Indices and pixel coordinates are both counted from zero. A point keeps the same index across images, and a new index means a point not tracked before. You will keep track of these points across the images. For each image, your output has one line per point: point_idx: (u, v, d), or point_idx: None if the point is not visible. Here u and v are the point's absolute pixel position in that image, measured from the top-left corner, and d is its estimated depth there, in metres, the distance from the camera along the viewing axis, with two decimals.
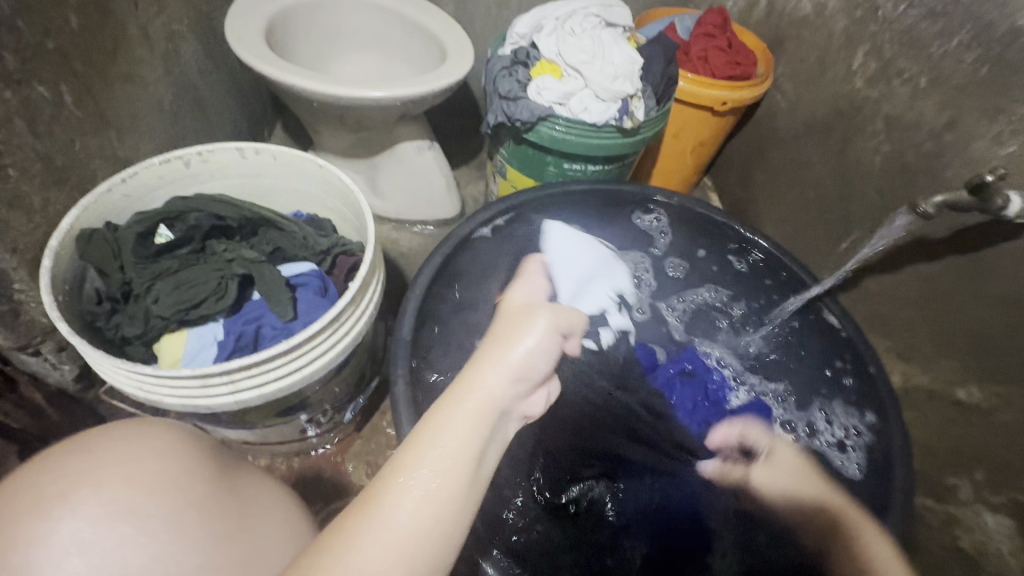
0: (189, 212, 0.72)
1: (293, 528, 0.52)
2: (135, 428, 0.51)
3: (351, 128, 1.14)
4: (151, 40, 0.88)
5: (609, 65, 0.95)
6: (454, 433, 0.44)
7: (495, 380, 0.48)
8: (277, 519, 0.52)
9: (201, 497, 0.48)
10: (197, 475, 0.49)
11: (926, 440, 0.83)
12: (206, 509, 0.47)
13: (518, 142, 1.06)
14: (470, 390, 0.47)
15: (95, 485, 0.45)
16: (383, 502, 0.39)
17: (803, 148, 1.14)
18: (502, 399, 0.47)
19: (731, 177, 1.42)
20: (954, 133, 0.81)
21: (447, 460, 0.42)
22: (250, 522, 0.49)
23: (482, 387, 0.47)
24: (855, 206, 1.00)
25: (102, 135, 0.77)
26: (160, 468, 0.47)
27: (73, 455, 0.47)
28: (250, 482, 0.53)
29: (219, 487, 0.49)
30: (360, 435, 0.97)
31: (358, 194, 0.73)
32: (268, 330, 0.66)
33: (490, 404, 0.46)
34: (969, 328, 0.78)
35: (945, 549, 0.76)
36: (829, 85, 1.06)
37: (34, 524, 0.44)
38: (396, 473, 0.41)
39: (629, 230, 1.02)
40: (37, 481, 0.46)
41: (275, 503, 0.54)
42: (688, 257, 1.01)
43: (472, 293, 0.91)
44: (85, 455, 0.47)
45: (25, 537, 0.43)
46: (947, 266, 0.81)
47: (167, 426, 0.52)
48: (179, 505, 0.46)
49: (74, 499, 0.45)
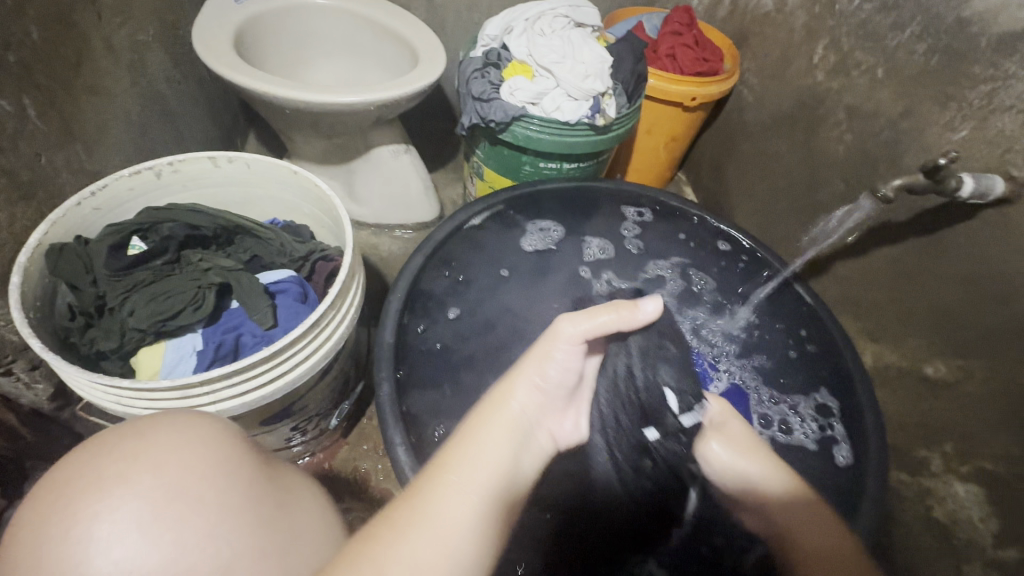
0: (163, 223, 0.71)
1: (329, 524, 0.52)
2: (183, 416, 0.49)
3: (325, 135, 1.13)
4: (116, 52, 0.86)
5: (579, 65, 0.97)
6: (493, 454, 0.49)
7: (528, 394, 0.55)
8: (314, 513, 0.51)
9: (253, 482, 0.46)
10: (248, 462, 0.48)
11: (899, 417, 0.86)
12: (258, 494, 0.46)
13: (493, 143, 1.07)
14: (506, 409, 0.54)
15: (150, 464, 0.43)
16: (425, 517, 0.43)
17: (770, 140, 1.17)
18: (529, 418, 0.54)
19: (703, 171, 1.45)
20: (910, 120, 0.85)
21: (484, 472, 0.48)
22: (290, 519, 0.47)
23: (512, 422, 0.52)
24: (822, 194, 1.03)
25: (68, 149, 0.76)
26: (205, 453, 0.46)
27: (125, 438, 0.45)
28: (289, 476, 0.53)
29: (265, 475, 0.49)
30: (347, 441, 0.97)
31: (334, 199, 0.73)
32: (248, 338, 0.65)
33: (516, 424, 0.53)
34: (933, 307, 0.82)
35: (921, 520, 0.79)
36: (792, 79, 1.09)
37: (88, 505, 0.41)
38: (429, 500, 0.44)
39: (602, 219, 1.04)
40: (85, 464, 0.44)
41: (315, 507, 0.52)
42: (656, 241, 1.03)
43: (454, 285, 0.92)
44: (136, 438, 0.45)
45: (78, 517, 0.40)
46: (909, 249, 0.85)
47: (208, 417, 0.50)
48: (233, 488, 0.45)
49: (130, 478, 0.42)
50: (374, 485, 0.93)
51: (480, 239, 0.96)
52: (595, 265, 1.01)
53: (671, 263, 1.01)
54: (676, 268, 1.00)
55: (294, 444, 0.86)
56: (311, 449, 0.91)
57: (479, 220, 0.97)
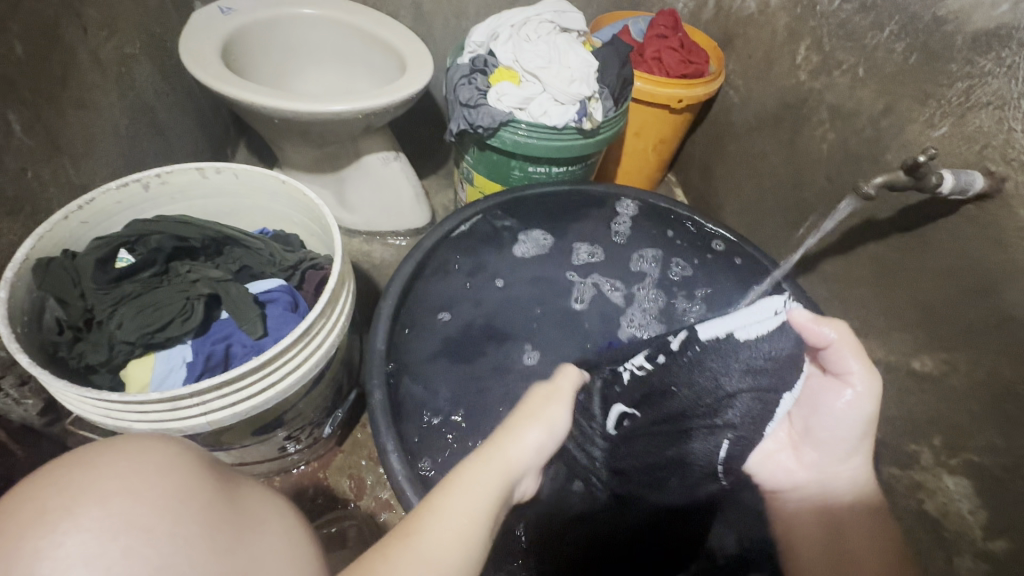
0: (151, 235, 0.71)
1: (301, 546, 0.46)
2: (141, 439, 0.43)
3: (315, 143, 1.14)
4: (103, 64, 0.87)
5: (565, 69, 0.98)
6: (482, 496, 0.47)
7: (533, 438, 0.54)
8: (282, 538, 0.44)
9: (212, 509, 0.39)
10: (207, 487, 0.41)
11: (888, 412, 0.87)
12: (218, 522, 0.39)
13: (481, 148, 1.07)
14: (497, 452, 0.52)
15: (100, 494, 0.36)
16: (414, 534, 0.43)
17: (756, 140, 1.18)
18: (520, 467, 0.52)
19: (692, 173, 1.46)
20: (892, 118, 0.86)
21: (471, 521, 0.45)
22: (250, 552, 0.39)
23: (510, 457, 0.52)
24: (809, 192, 1.04)
25: (55, 163, 0.76)
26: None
27: (67, 468, 0.38)
28: (251, 498, 0.44)
29: (227, 501, 0.41)
30: (341, 450, 0.97)
31: (322, 207, 0.73)
32: (237, 348, 0.66)
33: (507, 473, 0.51)
34: (918, 301, 0.83)
35: (914, 514, 0.80)
36: (776, 79, 1.11)
37: (22, 546, 0.33)
38: (428, 517, 0.45)
39: (588, 219, 1.04)
40: (24, 499, 0.36)
41: (280, 524, 0.45)
42: (646, 240, 1.02)
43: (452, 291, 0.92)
44: (83, 467, 0.38)
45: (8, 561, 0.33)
46: (893, 245, 0.86)
47: (171, 439, 0.44)
48: (193, 516, 0.38)
49: (77, 510, 0.35)
50: (369, 492, 0.93)
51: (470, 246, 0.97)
52: (587, 267, 1.00)
53: (654, 255, 1.01)
54: (658, 263, 1.00)
55: (289, 453, 0.85)
56: (305, 458, 0.91)
57: (467, 226, 0.98)
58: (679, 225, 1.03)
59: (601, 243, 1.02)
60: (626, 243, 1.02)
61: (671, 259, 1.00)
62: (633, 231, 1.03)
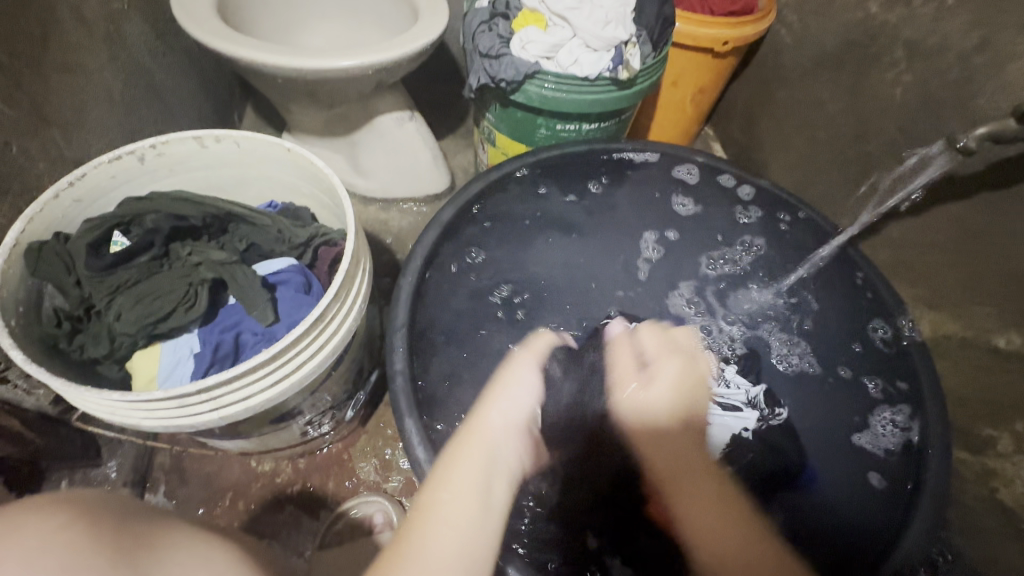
0: (146, 214, 0.65)
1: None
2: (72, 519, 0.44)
3: (324, 104, 1.05)
4: (89, 23, 0.79)
5: (599, 9, 0.85)
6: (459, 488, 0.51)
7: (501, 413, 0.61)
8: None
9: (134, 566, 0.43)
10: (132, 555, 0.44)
11: (960, 391, 0.79)
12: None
13: (504, 104, 0.97)
14: (479, 427, 0.59)
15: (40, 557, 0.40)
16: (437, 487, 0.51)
17: (812, 86, 1.04)
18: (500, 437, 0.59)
19: (733, 125, 1.33)
20: (988, 54, 0.73)
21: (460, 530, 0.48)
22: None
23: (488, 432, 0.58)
24: (874, 144, 0.92)
25: (42, 136, 0.72)
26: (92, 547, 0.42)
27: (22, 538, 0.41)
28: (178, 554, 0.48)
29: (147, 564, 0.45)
30: (365, 430, 0.92)
31: (332, 175, 0.66)
32: (248, 337, 0.61)
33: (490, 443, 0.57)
34: (1010, 269, 0.73)
35: (984, 502, 0.74)
36: (840, 13, 0.96)
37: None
38: (436, 489, 0.51)
39: (650, 173, 0.95)
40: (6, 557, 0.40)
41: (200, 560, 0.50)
42: (728, 183, 0.94)
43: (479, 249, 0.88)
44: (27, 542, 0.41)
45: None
46: (982, 205, 0.75)
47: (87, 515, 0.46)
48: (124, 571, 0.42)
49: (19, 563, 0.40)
50: (397, 473, 0.89)
51: (485, 227, 0.88)
52: (650, 208, 0.97)
53: (732, 185, 0.93)
54: (729, 195, 0.94)
55: (313, 437, 0.82)
56: (328, 440, 0.87)
57: (485, 191, 0.86)
58: (762, 203, 0.92)
59: (650, 200, 0.96)
60: (633, 204, 0.97)
61: (725, 198, 0.94)
62: (706, 169, 0.93)
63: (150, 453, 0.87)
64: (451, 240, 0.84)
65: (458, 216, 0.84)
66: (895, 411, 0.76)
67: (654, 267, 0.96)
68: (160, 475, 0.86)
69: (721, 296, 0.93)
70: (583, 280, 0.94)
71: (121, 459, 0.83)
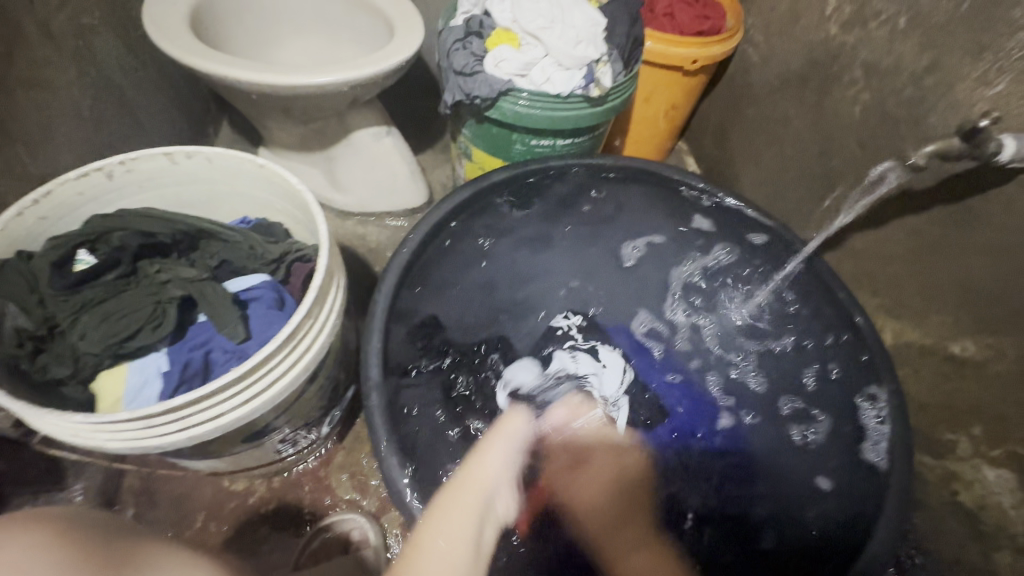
0: (114, 232, 0.64)
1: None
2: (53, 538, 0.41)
3: (299, 120, 1.05)
4: (56, 39, 0.78)
5: (570, 29, 0.88)
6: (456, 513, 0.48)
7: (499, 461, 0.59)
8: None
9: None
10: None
11: (923, 397, 0.82)
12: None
13: (479, 120, 0.98)
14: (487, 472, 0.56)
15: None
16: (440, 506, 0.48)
17: (779, 103, 1.08)
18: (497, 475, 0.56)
19: (706, 139, 1.36)
20: (937, 75, 0.77)
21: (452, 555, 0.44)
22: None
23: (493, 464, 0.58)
24: (837, 160, 0.96)
25: (6, 152, 0.71)
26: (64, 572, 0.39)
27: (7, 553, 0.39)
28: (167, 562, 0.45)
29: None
30: (342, 446, 0.91)
31: (305, 191, 0.66)
32: (218, 354, 0.60)
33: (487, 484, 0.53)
34: (963, 280, 0.76)
35: (947, 505, 0.77)
36: (802, 34, 1.00)
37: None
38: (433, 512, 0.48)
39: (644, 192, 0.96)
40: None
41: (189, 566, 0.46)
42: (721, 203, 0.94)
43: (455, 262, 0.88)
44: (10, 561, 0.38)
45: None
46: (936, 218, 0.78)
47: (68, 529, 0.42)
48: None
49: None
50: (374, 489, 0.88)
51: (461, 242, 0.89)
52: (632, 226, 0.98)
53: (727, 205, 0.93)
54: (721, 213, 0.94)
55: (288, 455, 0.82)
56: (304, 458, 0.86)
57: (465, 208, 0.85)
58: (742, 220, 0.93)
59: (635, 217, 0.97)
60: (612, 219, 0.98)
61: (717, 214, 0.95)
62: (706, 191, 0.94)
63: (118, 475, 0.85)
64: (427, 254, 0.84)
65: (433, 232, 0.84)
66: (880, 430, 0.76)
67: (629, 278, 0.98)
68: (128, 497, 0.84)
69: (670, 315, 0.96)
70: (559, 297, 0.97)
71: (87, 482, 0.81)
